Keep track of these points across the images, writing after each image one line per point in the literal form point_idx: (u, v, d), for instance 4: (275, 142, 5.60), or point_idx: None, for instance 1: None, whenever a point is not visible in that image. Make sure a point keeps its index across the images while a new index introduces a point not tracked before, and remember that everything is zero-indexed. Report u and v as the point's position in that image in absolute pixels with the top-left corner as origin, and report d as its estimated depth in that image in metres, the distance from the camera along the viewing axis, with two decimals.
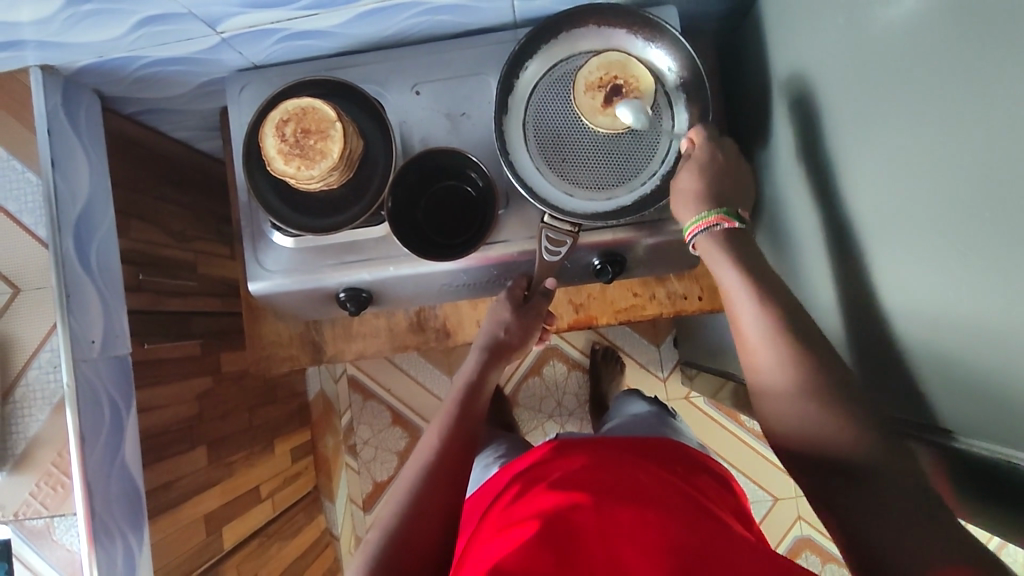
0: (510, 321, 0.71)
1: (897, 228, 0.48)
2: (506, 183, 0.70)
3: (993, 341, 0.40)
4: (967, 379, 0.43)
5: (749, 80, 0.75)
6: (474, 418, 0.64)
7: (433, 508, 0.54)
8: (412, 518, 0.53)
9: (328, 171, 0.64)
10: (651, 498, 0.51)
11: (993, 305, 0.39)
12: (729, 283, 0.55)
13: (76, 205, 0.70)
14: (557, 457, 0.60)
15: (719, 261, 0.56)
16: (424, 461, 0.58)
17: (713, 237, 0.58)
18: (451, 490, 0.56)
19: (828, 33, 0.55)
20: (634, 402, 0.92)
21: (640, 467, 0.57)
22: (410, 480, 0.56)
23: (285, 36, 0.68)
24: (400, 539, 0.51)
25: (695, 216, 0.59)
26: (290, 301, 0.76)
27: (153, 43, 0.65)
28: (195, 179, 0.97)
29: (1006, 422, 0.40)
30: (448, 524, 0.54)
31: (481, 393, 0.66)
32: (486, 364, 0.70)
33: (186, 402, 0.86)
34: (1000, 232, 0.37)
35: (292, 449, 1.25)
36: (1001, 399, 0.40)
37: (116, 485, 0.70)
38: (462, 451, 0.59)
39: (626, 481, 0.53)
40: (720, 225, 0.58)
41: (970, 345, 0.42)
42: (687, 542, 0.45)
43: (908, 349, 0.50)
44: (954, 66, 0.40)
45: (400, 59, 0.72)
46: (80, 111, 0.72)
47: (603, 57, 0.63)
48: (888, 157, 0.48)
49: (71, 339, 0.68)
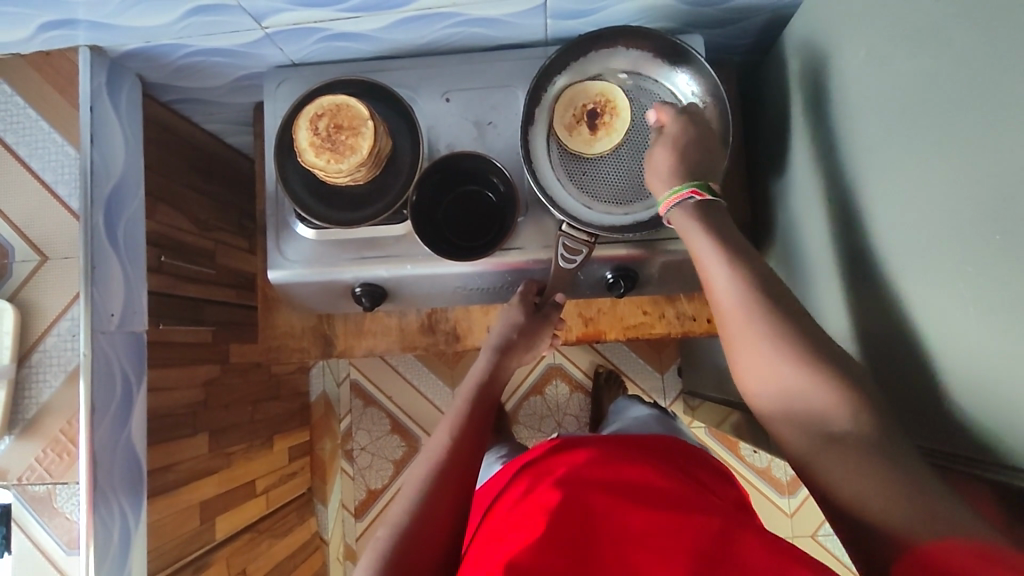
0: (523, 323, 0.72)
1: (911, 254, 0.49)
2: (527, 192, 0.72)
3: (1004, 365, 0.40)
4: (976, 405, 0.44)
5: (770, 114, 0.77)
6: (485, 414, 0.65)
7: (441, 506, 0.54)
8: (424, 513, 0.53)
9: (356, 167, 0.66)
10: (663, 501, 0.50)
11: (1008, 329, 0.40)
12: (705, 256, 0.55)
13: (109, 182, 0.73)
14: (563, 454, 0.60)
15: (694, 235, 0.57)
16: (438, 457, 0.58)
17: (686, 211, 0.58)
18: (458, 486, 0.56)
19: (850, 66, 0.57)
20: (634, 405, 0.92)
21: (648, 465, 0.57)
22: (421, 475, 0.56)
23: (326, 36, 0.70)
24: (412, 534, 0.51)
25: (669, 190, 0.60)
26: (305, 292, 0.78)
27: (200, 33, 0.68)
28: (224, 171, 0.99)
29: (1013, 446, 0.41)
30: (456, 520, 0.54)
31: (491, 388, 0.68)
32: (497, 361, 0.70)
33: (194, 386, 0.87)
34: (1016, 256, 0.38)
35: (290, 448, 1.25)
36: (1009, 424, 0.41)
37: (119, 459, 0.71)
38: (472, 447, 0.60)
39: (634, 483, 0.53)
40: (692, 197, 0.59)
41: (983, 368, 0.43)
42: (699, 547, 0.45)
43: (917, 376, 0.50)
44: (975, 95, 0.41)
45: (433, 67, 0.74)
46: (122, 93, 0.75)
47: (566, 96, 0.70)
48: (905, 185, 0.50)
49: (91, 310, 0.70)
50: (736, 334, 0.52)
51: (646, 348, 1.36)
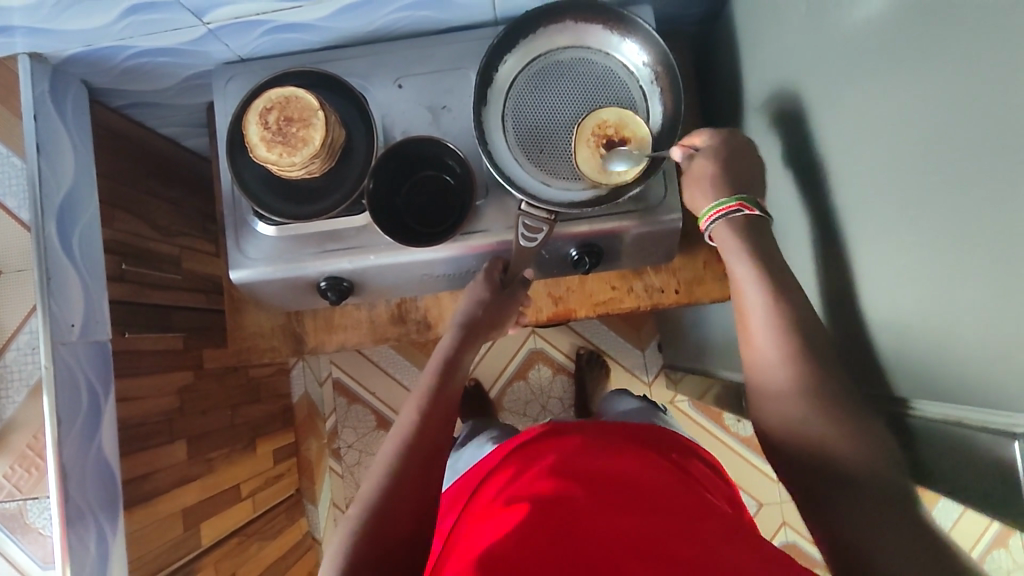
0: (488, 300, 0.72)
1: (872, 207, 0.49)
2: (486, 175, 0.71)
3: (965, 304, 0.41)
4: (942, 353, 0.44)
5: (724, 80, 0.77)
6: (454, 396, 0.65)
7: (410, 480, 0.55)
8: (391, 500, 0.53)
9: (309, 159, 0.65)
10: (640, 490, 0.51)
11: (969, 272, 0.40)
12: (741, 271, 0.58)
13: (61, 189, 0.71)
14: (546, 443, 0.61)
15: (733, 249, 0.59)
16: (406, 434, 0.59)
17: (731, 223, 0.60)
18: (423, 458, 0.57)
19: (795, 26, 0.57)
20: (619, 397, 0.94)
21: (632, 458, 0.57)
22: (389, 457, 0.57)
23: (271, 29, 0.69)
24: (380, 511, 0.52)
25: (714, 202, 0.61)
26: (271, 290, 0.77)
27: (141, 33, 0.67)
28: (184, 175, 0.98)
29: (983, 386, 0.41)
30: (426, 492, 0.55)
31: (458, 372, 0.68)
32: (461, 339, 0.71)
33: (167, 394, 0.86)
34: (970, 196, 0.38)
35: (275, 451, 1.24)
36: (971, 366, 0.41)
37: (91, 469, 0.70)
38: (441, 428, 0.61)
39: (617, 472, 0.54)
40: (740, 211, 0.59)
41: (948, 318, 0.43)
42: (666, 534, 0.46)
43: (883, 326, 0.50)
44: (921, 41, 0.41)
45: (382, 53, 0.74)
46: (68, 99, 0.74)
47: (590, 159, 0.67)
48: (858, 138, 0.50)
49: (50, 322, 0.68)
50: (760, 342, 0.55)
51: (625, 326, 1.37)
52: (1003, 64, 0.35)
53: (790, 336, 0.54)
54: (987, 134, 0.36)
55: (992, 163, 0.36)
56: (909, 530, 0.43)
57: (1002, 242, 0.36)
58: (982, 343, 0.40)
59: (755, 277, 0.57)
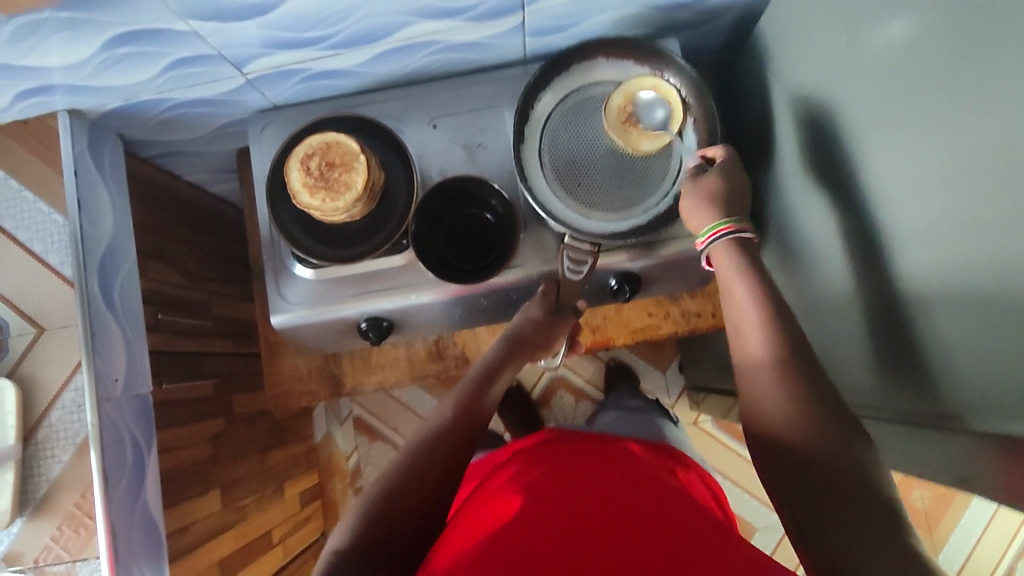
0: (538, 321, 0.71)
1: (911, 230, 0.50)
2: (525, 210, 0.72)
3: (1010, 322, 0.41)
4: (988, 375, 0.44)
5: (750, 106, 0.79)
6: (483, 405, 0.64)
7: (433, 467, 0.55)
8: (410, 481, 0.53)
9: (352, 202, 0.65)
10: (644, 498, 0.51)
11: (1020, 294, 0.40)
12: (733, 282, 0.57)
13: (100, 245, 0.71)
14: (548, 447, 0.63)
15: (728, 264, 0.58)
16: (435, 427, 0.59)
17: (730, 247, 0.58)
18: (452, 450, 0.57)
19: (827, 54, 0.59)
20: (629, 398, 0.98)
21: (643, 473, 0.57)
22: (411, 445, 0.57)
23: (307, 77, 0.70)
24: (397, 491, 0.52)
25: (712, 223, 0.59)
26: (311, 334, 0.77)
27: (180, 86, 0.67)
28: (210, 220, 0.98)
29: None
30: (446, 479, 0.55)
31: (490, 384, 0.66)
32: (504, 354, 0.69)
33: (202, 443, 0.85)
34: (1014, 222, 0.40)
35: (301, 493, 1.22)
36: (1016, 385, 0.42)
37: (137, 525, 0.69)
38: (465, 434, 0.59)
39: (629, 483, 0.54)
40: (738, 235, 0.59)
41: (993, 338, 0.43)
42: (665, 538, 0.46)
43: (921, 344, 0.51)
44: (963, 69, 0.42)
45: (415, 95, 0.75)
46: (104, 154, 0.74)
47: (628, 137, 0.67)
48: (894, 162, 0.51)
49: (95, 378, 0.68)
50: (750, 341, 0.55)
51: (647, 349, 1.36)
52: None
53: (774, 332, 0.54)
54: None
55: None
56: (885, 536, 0.42)
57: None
58: None
59: (746, 287, 0.56)
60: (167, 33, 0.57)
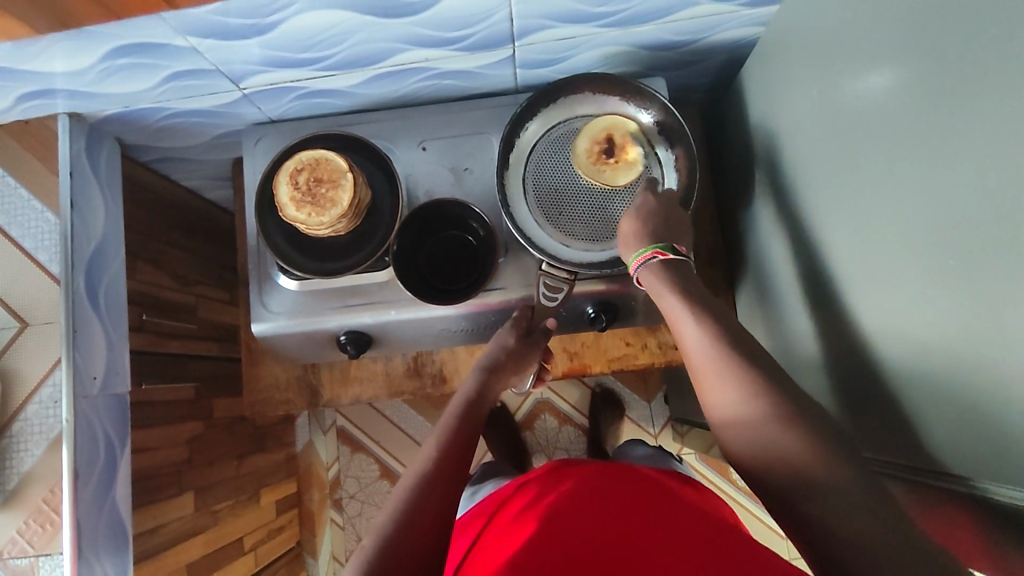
0: (513, 346, 0.71)
1: (875, 277, 0.51)
2: (507, 235, 0.74)
3: (964, 374, 0.42)
4: (952, 423, 0.44)
5: (733, 146, 0.81)
6: (474, 432, 0.64)
7: (427, 514, 0.53)
8: (407, 533, 0.51)
9: (337, 218, 0.67)
10: (648, 540, 0.50)
11: (973, 348, 0.41)
12: (675, 313, 0.59)
13: (89, 244, 0.73)
14: (544, 484, 0.63)
15: (665, 294, 0.60)
16: (426, 466, 0.57)
17: (652, 270, 0.62)
18: (444, 493, 0.55)
19: (801, 103, 0.61)
20: (633, 445, 0.91)
21: (635, 502, 0.56)
22: (409, 487, 0.55)
23: (303, 94, 0.73)
24: (396, 544, 0.50)
25: (635, 252, 0.64)
26: (290, 343, 0.78)
27: (178, 96, 0.69)
28: (204, 225, 1.00)
29: (986, 462, 0.42)
30: (443, 529, 0.53)
31: (480, 414, 0.66)
32: (486, 381, 0.69)
33: (178, 445, 0.86)
34: (967, 278, 0.41)
35: (277, 501, 1.22)
36: (977, 436, 0.42)
37: (104, 522, 0.69)
38: (461, 462, 0.59)
39: (628, 522, 0.53)
40: (655, 258, 0.62)
41: (954, 388, 0.44)
42: None
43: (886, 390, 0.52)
44: (921, 128, 0.44)
45: (407, 117, 0.77)
46: (101, 157, 0.76)
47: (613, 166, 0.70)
48: (860, 212, 0.52)
49: (74, 375, 0.69)
50: (704, 374, 0.55)
51: (631, 377, 1.37)
52: (999, 154, 0.37)
53: (745, 377, 0.52)
54: (987, 218, 0.38)
55: (993, 244, 0.38)
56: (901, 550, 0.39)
57: (1005, 320, 0.38)
58: (987, 411, 0.41)
59: (686, 312, 0.58)
60: (166, 47, 0.59)
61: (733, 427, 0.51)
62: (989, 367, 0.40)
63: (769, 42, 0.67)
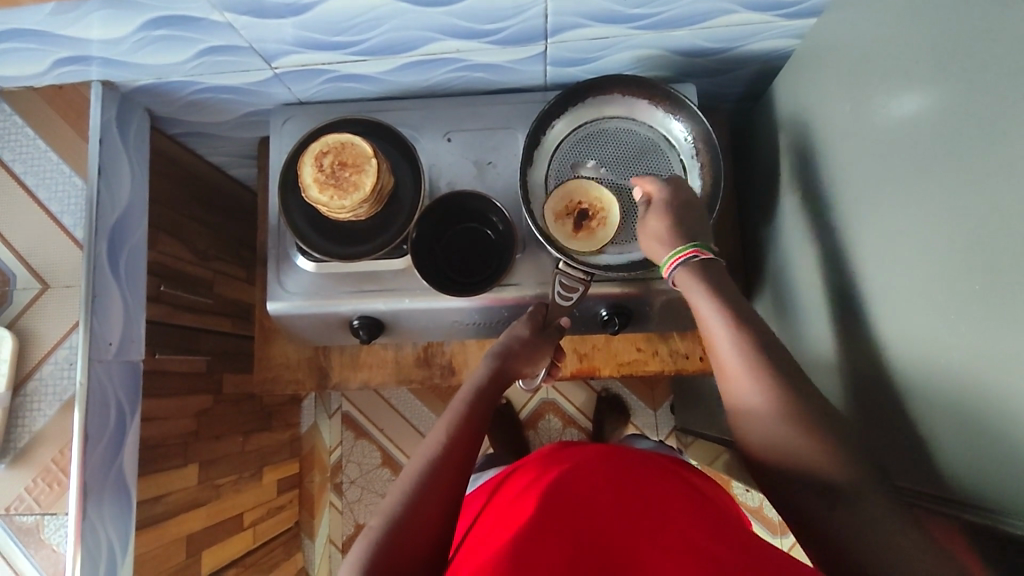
0: (526, 337, 0.70)
1: (895, 299, 0.51)
2: (525, 231, 0.74)
3: (977, 405, 0.42)
4: (960, 450, 0.44)
5: (759, 157, 0.80)
6: (484, 418, 0.63)
7: (434, 497, 0.53)
8: (414, 515, 0.51)
9: (358, 203, 0.67)
10: (651, 531, 0.50)
11: (989, 376, 0.40)
12: (705, 315, 0.57)
13: (114, 212, 0.74)
14: (543, 463, 0.62)
15: (696, 294, 0.58)
16: (434, 449, 0.57)
17: (690, 269, 0.59)
18: (452, 478, 0.55)
19: (833, 118, 0.60)
20: (634, 439, 0.91)
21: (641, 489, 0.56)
22: (417, 469, 0.55)
23: (333, 77, 0.73)
24: (402, 524, 0.50)
25: (673, 251, 0.61)
26: (304, 324, 0.78)
27: (209, 72, 0.70)
28: (226, 202, 1.01)
29: (994, 494, 0.41)
30: (449, 512, 0.53)
31: (491, 401, 0.66)
32: (499, 367, 0.68)
33: (186, 417, 0.87)
34: (988, 306, 0.40)
35: (279, 480, 1.23)
36: (988, 469, 0.42)
37: (109, 485, 0.71)
38: (469, 447, 0.59)
39: (633, 510, 0.52)
40: (695, 257, 0.60)
41: (967, 416, 0.43)
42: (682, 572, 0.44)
43: (901, 414, 0.51)
44: (951, 150, 0.43)
45: (435, 108, 0.77)
46: (131, 126, 0.77)
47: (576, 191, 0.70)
48: (885, 231, 0.52)
49: (90, 340, 0.70)
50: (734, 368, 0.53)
51: (639, 383, 1.36)
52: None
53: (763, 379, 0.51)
54: (1009, 247, 0.38)
55: (1013, 273, 0.38)
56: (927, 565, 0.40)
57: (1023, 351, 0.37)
58: (999, 442, 0.40)
59: (718, 314, 0.56)
60: (203, 21, 0.60)
61: (738, 425, 0.52)
62: (1004, 398, 0.39)
63: (804, 54, 0.66)
